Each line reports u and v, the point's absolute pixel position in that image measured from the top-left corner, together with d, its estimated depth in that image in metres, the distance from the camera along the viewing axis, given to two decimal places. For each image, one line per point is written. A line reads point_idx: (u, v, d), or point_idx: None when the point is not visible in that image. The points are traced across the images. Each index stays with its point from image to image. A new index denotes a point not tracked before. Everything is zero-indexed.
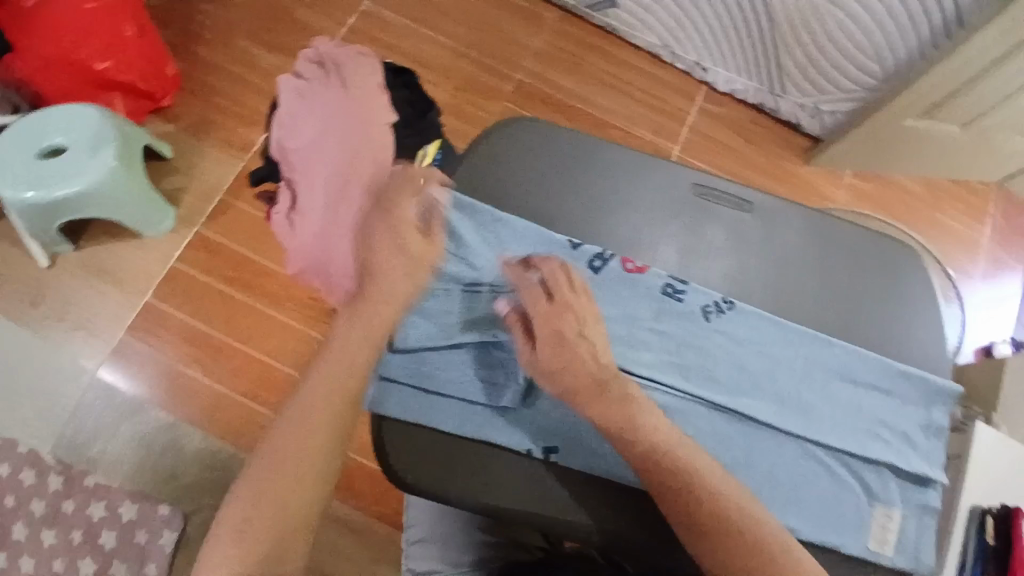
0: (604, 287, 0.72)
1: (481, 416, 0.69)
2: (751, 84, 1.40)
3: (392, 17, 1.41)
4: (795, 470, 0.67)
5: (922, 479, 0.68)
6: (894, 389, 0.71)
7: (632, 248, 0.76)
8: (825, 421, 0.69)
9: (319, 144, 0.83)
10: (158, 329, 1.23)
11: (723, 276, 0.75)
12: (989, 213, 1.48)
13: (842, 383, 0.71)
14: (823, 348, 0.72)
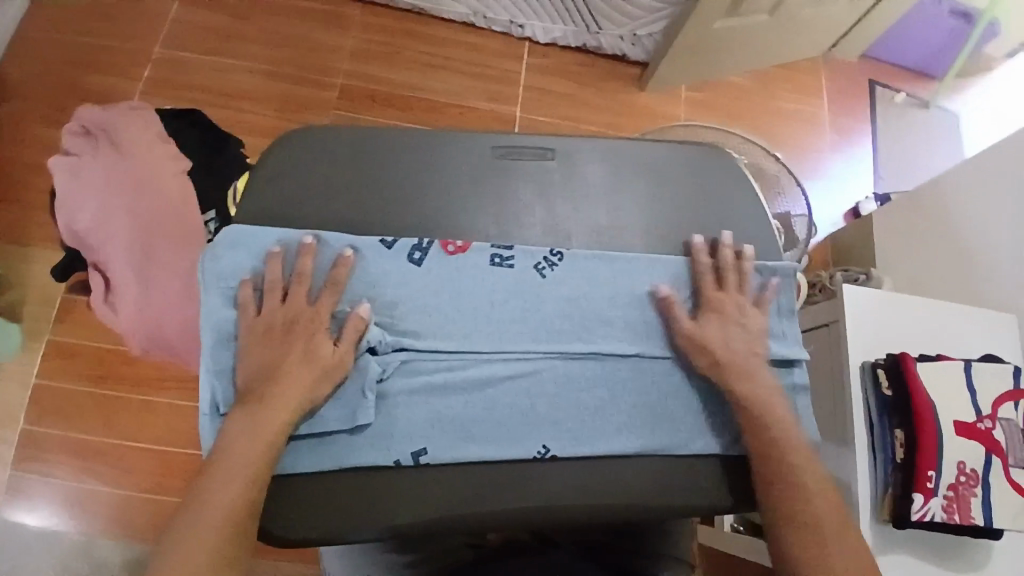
0: (429, 278, 0.67)
1: (338, 445, 0.63)
2: (568, 29, 1.41)
3: (190, 59, 1.33)
4: (662, 387, 0.68)
5: (782, 360, 0.71)
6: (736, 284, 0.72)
7: (450, 226, 0.70)
8: (678, 333, 0.70)
9: (111, 215, 0.78)
10: (38, 453, 1.14)
11: (549, 227, 0.73)
12: (821, 85, 1.56)
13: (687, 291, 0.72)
14: (660, 266, 0.72)
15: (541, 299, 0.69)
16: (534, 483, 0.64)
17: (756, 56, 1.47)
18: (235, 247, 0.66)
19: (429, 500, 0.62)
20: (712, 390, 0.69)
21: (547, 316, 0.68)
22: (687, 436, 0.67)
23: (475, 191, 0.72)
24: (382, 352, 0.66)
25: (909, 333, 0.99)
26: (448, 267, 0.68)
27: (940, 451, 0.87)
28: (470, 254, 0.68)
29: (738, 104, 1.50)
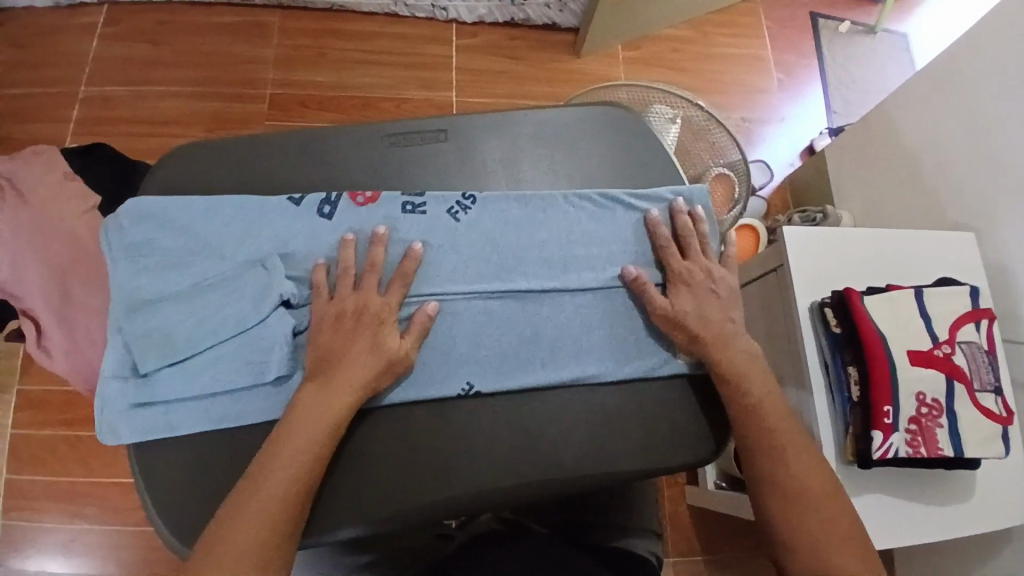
0: (341, 230, 0.67)
1: (260, 400, 0.62)
2: (491, 4, 1.38)
3: (115, 91, 1.31)
4: (584, 319, 0.68)
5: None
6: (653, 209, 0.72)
7: (359, 182, 0.70)
8: (597, 264, 0.69)
9: (23, 261, 0.77)
10: (22, 502, 1.15)
11: (459, 179, 0.72)
12: (762, 25, 1.52)
13: (604, 223, 0.71)
14: (574, 203, 0.71)
15: (455, 240, 0.68)
16: (457, 442, 0.64)
17: (689, 4, 1.44)
18: (138, 217, 0.65)
19: (358, 467, 0.62)
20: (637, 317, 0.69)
21: (461, 258, 0.68)
22: (614, 363, 0.67)
23: (373, 176, 0.71)
24: (298, 305, 0.64)
25: (858, 268, 0.97)
26: (358, 216, 0.67)
27: (896, 384, 0.86)
28: (380, 205, 0.68)
29: (678, 56, 1.46)
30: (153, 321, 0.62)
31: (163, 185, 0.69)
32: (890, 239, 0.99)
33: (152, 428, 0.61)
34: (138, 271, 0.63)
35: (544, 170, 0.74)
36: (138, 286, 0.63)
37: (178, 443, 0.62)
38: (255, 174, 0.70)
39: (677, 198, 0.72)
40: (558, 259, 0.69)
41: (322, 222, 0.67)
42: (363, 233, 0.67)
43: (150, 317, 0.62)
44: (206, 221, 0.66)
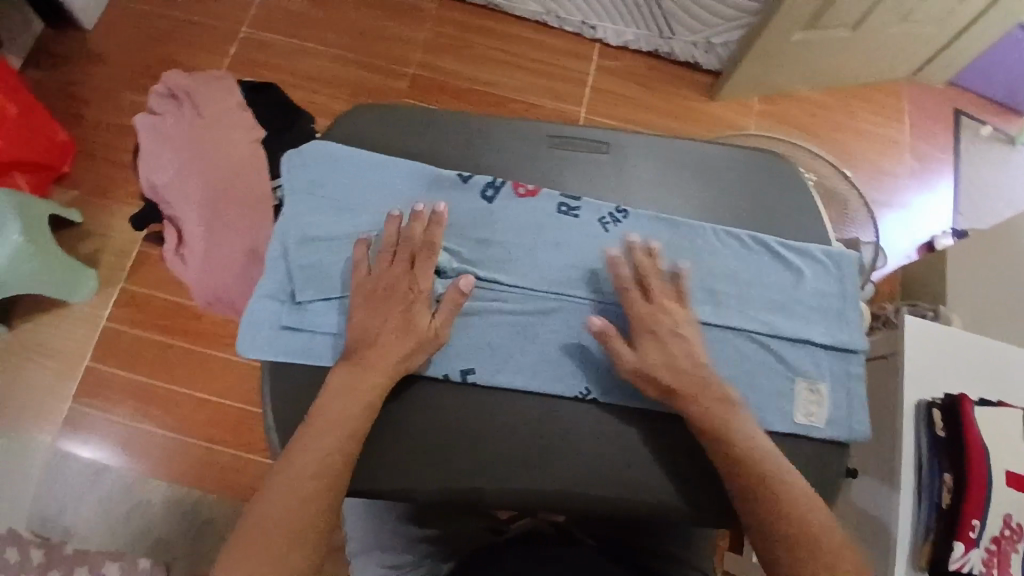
0: (499, 215, 0.70)
1: None
2: (640, 32, 1.41)
3: (274, 39, 1.40)
4: (716, 354, 0.68)
5: (835, 370, 0.69)
6: (802, 265, 0.71)
7: (521, 172, 0.73)
8: (736, 303, 0.69)
9: (188, 174, 0.84)
10: (103, 391, 1.22)
11: (613, 189, 0.73)
12: (904, 109, 1.49)
13: (750, 266, 0.71)
14: (724, 240, 0.71)
15: (601, 249, 0.70)
16: (567, 440, 0.65)
17: (833, 73, 1.42)
18: (321, 157, 0.69)
19: (472, 438, 0.64)
20: (766, 365, 0.68)
21: (606, 267, 0.69)
22: None
23: (532, 172, 0.73)
24: (446, 274, 0.68)
25: (972, 375, 0.93)
26: (516, 206, 0.70)
27: (988, 501, 0.81)
28: (539, 200, 0.71)
29: (812, 121, 1.45)
30: (314, 256, 0.67)
31: (342, 136, 0.73)
32: (1009, 354, 0.95)
33: (292, 352, 0.65)
34: (309, 208, 0.68)
35: (697, 200, 0.74)
36: (305, 222, 0.68)
37: (308, 371, 0.65)
38: (426, 142, 0.73)
39: (827, 261, 0.72)
40: (701, 290, 0.69)
41: (483, 204, 0.70)
42: (519, 221, 0.70)
43: (313, 250, 0.67)
44: (379, 176, 0.70)
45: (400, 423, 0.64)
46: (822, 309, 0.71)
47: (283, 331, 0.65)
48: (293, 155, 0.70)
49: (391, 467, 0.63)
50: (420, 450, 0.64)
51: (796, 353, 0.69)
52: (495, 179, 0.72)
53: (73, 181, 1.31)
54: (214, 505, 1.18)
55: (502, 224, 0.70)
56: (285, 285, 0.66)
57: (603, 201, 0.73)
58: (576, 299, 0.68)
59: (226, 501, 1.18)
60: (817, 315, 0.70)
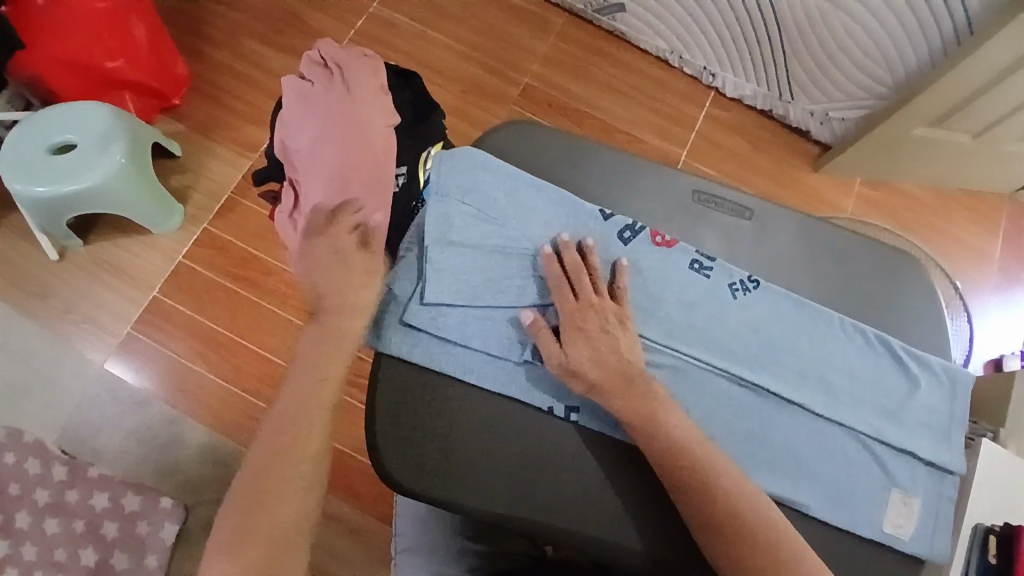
0: (631, 258, 0.71)
1: (505, 371, 0.69)
2: (759, 90, 1.40)
3: (400, 19, 1.41)
4: (816, 445, 0.67)
5: (936, 491, 0.67)
6: (920, 376, 0.70)
7: (658, 220, 0.74)
8: (847, 399, 0.68)
9: (322, 145, 0.84)
10: (163, 324, 1.24)
11: (744, 257, 0.74)
12: (1002, 223, 1.47)
13: (867, 366, 0.70)
14: (847, 334, 0.71)
15: (726, 315, 0.70)
16: (639, 501, 0.66)
17: (942, 174, 1.41)
18: (471, 166, 0.72)
19: (553, 476, 0.67)
20: (864, 469, 0.67)
21: (725, 332, 0.69)
22: (824, 501, 0.66)
23: (669, 222, 0.74)
24: None
25: None
26: (651, 253, 0.71)
27: None
28: (672, 252, 0.71)
29: (907, 215, 1.43)
30: (448, 261, 0.70)
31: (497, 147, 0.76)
32: None
33: (411, 348, 0.69)
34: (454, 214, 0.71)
35: (825, 287, 0.74)
36: (446, 229, 0.71)
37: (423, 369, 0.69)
38: (573, 175, 0.76)
39: (949, 380, 0.70)
40: (820, 378, 0.69)
41: (618, 245, 0.71)
42: (650, 269, 0.70)
43: (447, 255, 0.70)
44: (524, 198, 0.72)
45: (491, 440, 0.67)
46: (932, 427, 0.69)
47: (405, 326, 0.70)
48: (444, 156, 0.73)
49: (471, 480, 0.65)
50: (501, 468, 0.66)
51: (900, 466, 0.68)
52: (634, 222, 0.72)
53: (179, 114, 1.33)
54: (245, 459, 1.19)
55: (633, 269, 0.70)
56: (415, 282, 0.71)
57: (735, 267, 0.73)
58: (694, 360, 0.68)
59: None
60: (928, 432, 0.69)
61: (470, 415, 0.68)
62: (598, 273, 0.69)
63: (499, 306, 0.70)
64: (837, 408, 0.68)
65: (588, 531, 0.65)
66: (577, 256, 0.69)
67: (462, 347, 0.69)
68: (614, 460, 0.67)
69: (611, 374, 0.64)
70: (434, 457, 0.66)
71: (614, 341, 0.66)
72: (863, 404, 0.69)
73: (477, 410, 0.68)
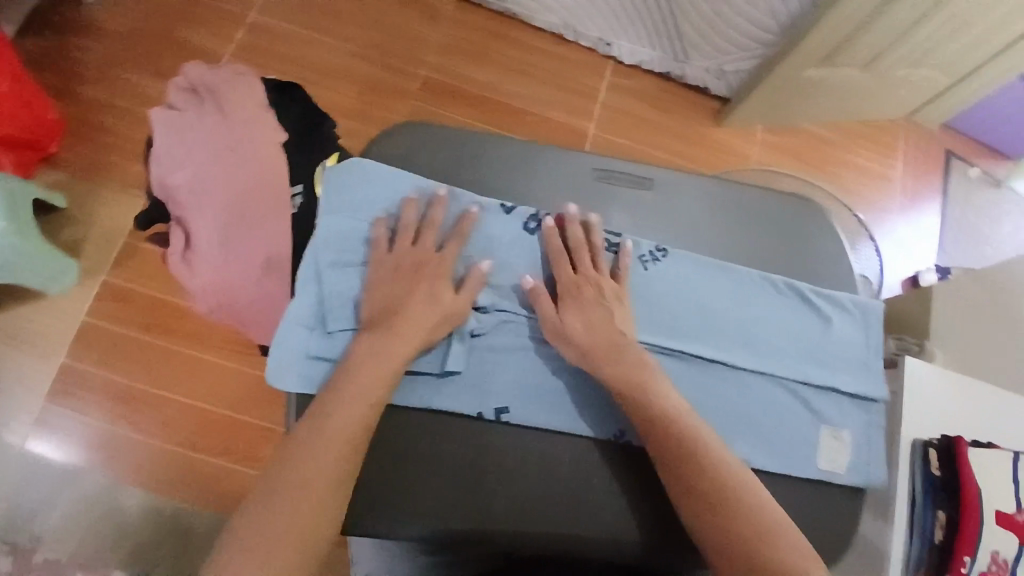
0: (539, 248, 0.70)
1: (427, 388, 0.65)
2: (655, 53, 1.41)
3: (283, 28, 1.34)
4: (745, 400, 0.68)
5: (864, 422, 0.70)
6: (831, 314, 0.72)
7: (564, 204, 0.73)
8: (768, 350, 0.70)
9: (201, 176, 0.79)
10: (82, 389, 1.16)
11: (653, 227, 0.74)
12: (900, 147, 1.54)
13: (782, 315, 0.71)
14: (759, 287, 0.72)
15: (643, 290, 0.70)
16: (585, 489, 0.66)
17: (839, 110, 1.46)
18: (360, 177, 0.68)
19: (494, 481, 0.64)
20: (794, 414, 0.69)
21: (643, 307, 0.69)
22: (763, 453, 0.67)
23: (572, 205, 0.73)
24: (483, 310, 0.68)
25: (962, 413, 0.97)
26: (560, 239, 0.69)
27: (980, 540, 0.83)
28: (580, 234, 0.70)
29: (813, 153, 1.48)
30: (351, 281, 0.66)
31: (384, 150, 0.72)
32: (993, 394, 0.99)
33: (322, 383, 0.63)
34: (350, 231, 0.67)
35: (732, 244, 0.75)
36: (344, 246, 0.66)
37: None
38: (467, 167, 0.72)
39: (861, 315, 0.73)
40: (742, 336, 0.70)
41: (525, 236, 0.70)
42: (561, 256, 0.68)
43: (348, 275, 0.66)
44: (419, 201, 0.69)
45: (427, 458, 0.64)
46: (849, 361, 0.71)
47: (317, 360, 0.64)
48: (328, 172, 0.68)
49: (410, 502, 0.63)
50: (442, 486, 0.64)
51: (828, 405, 0.70)
52: (536, 210, 0.71)
53: (58, 160, 1.23)
54: (198, 513, 1.13)
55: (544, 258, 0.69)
56: (319, 311, 0.65)
57: (643, 239, 0.73)
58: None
59: (209, 510, 1.14)
60: (849, 367, 0.71)
61: (398, 436, 0.64)
62: (598, 252, 0.69)
63: None
64: (763, 360, 0.69)
65: (543, 530, 0.64)
66: (580, 234, 0.69)
67: None
68: (555, 457, 0.66)
69: (601, 341, 0.65)
70: (370, 484, 0.62)
71: (607, 312, 0.66)
72: (787, 352, 0.70)
73: (407, 430, 0.64)
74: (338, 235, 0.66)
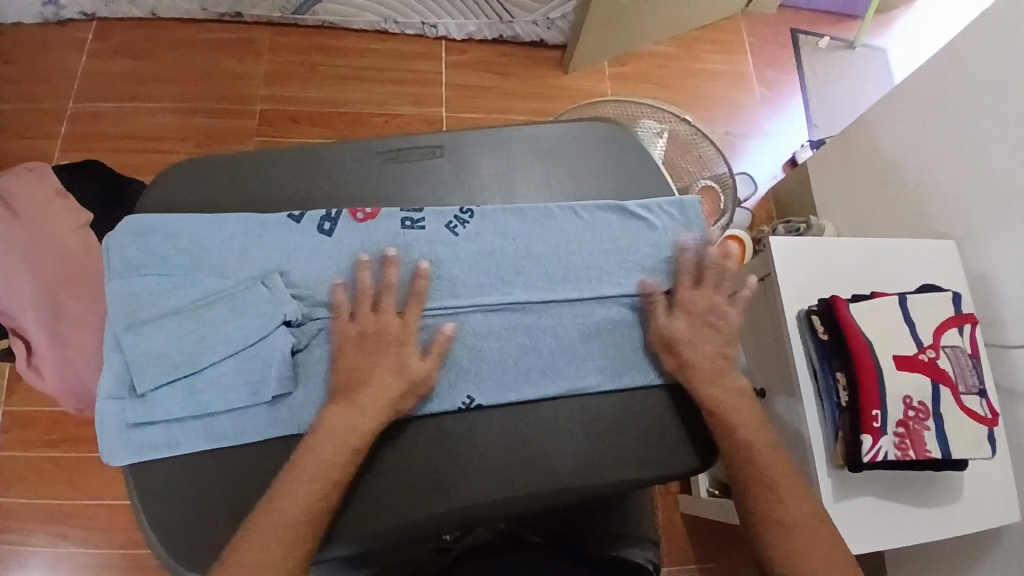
0: (341, 246, 0.67)
1: (260, 417, 0.62)
2: (480, 22, 1.41)
3: (103, 107, 1.31)
4: (585, 328, 0.69)
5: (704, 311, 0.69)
6: (648, 220, 0.73)
7: (360, 195, 0.71)
8: (595, 274, 0.70)
9: (14, 280, 0.77)
10: (6, 524, 1.12)
11: (454, 190, 0.73)
12: (745, 41, 1.57)
13: (601, 237, 0.72)
14: (570, 217, 0.72)
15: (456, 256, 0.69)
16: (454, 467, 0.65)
17: (674, 22, 1.48)
18: (131, 234, 0.66)
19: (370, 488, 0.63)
20: (636, 327, 0.70)
21: (462, 270, 0.68)
22: (616, 372, 0.68)
23: (365, 194, 0.71)
24: (298, 324, 0.64)
25: (841, 275, 0.97)
26: (356, 233, 0.68)
27: (883, 392, 0.86)
28: (379, 221, 0.69)
29: (662, 72, 1.50)
30: (146, 342, 0.63)
31: (159, 199, 0.69)
32: (869, 248, 1.00)
33: (153, 447, 0.61)
34: (140, 290, 0.64)
35: (538, 185, 0.75)
36: (135, 306, 0.64)
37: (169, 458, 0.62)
38: (248, 189, 0.70)
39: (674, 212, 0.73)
40: (563, 269, 0.70)
41: (322, 239, 0.67)
42: (363, 249, 0.67)
43: (141, 337, 0.62)
44: (203, 238, 0.66)
45: None
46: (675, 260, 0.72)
47: (137, 427, 0.62)
48: (108, 239, 0.66)
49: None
50: None
51: (663, 306, 0.70)
52: (329, 210, 0.69)
53: None
54: None
55: (344, 256, 0.67)
56: (125, 376, 0.63)
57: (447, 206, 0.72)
58: (441, 307, 0.67)
59: None
60: (671, 264, 0.72)
61: (245, 478, 0.62)
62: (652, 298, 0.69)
63: (224, 358, 0.63)
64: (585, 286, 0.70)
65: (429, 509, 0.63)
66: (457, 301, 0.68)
67: (206, 416, 0.62)
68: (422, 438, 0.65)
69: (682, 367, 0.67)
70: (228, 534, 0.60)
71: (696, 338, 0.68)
72: (611, 270, 0.71)
73: (250, 467, 0.62)
74: (130, 296, 0.64)
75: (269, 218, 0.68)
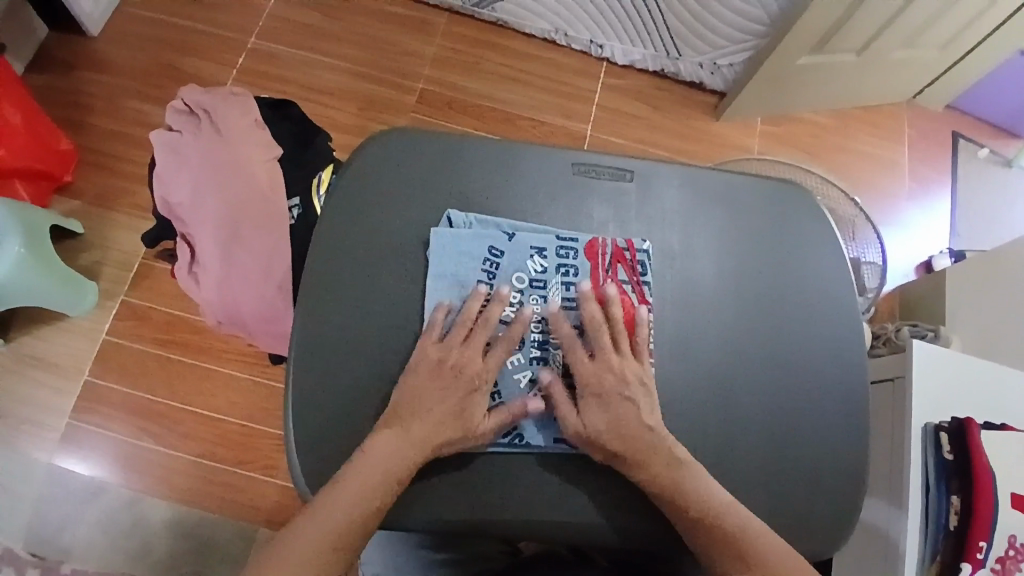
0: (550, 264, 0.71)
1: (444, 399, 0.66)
2: (647, 52, 1.42)
3: (280, 50, 1.40)
4: (756, 391, 0.71)
5: (856, 396, 0.72)
6: (827, 299, 0.75)
7: (560, 200, 0.74)
8: (778, 341, 0.73)
9: (201, 195, 0.86)
10: (103, 406, 1.20)
11: (641, 216, 0.75)
12: (903, 130, 1.53)
13: (784, 302, 0.74)
14: (758, 275, 0.74)
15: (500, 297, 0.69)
16: (581, 484, 0.66)
17: (837, 96, 1.46)
18: (362, 190, 0.72)
19: (487, 482, 0.65)
20: (797, 401, 0.71)
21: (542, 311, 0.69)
22: (782, 442, 0.70)
23: (559, 202, 0.74)
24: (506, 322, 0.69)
25: (976, 396, 0.91)
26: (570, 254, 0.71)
27: (995, 521, 0.79)
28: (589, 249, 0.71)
29: (813, 141, 1.49)
30: (362, 298, 0.69)
31: (366, 159, 0.73)
32: (1013, 378, 0.93)
33: (341, 389, 0.66)
34: (357, 248, 0.70)
35: (732, 232, 0.75)
36: (352, 262, 0.70)
37: (342, 407, 0.66)
38: (453, 173, 0.73)
39: (851, 300, 0.76)
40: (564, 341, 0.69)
41: (534, 254, 0.70)
42: (573, 274, 0.71)
43: (360, 292, 0.69)
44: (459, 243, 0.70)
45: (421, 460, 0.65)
46: (845, 340, 0.74)
47: (333, 371, 0.67)
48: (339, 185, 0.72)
49: (407, 501, 0.64)
50: (444, 481, 0.65)
51: (817, 384, 0.72)
52: (551, 229, 0.72)
53: (74, 190, 1.29)
54: (215, 523, 1.15)
55: (685, 284, 0.73)
56: (335, 323, 0.68)
57: (651, 236, 0.74)
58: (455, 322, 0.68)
59: (228, 519, 1.16)
60: (842, 348, 0.74)
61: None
62: (621, 333, 0.69)
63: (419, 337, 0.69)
64: (751, 344, 0.72)
65: (552, 518, 0.65)
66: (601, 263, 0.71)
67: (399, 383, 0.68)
68: (556, 454, 0.66)
69: (630, 439, 0.64)
70: None
71: (635, 406, 0.66)
72: (785, 340, 0.73)
73: None
74: (353, 253, 0.70)
75: (490, 224, 0.71)
